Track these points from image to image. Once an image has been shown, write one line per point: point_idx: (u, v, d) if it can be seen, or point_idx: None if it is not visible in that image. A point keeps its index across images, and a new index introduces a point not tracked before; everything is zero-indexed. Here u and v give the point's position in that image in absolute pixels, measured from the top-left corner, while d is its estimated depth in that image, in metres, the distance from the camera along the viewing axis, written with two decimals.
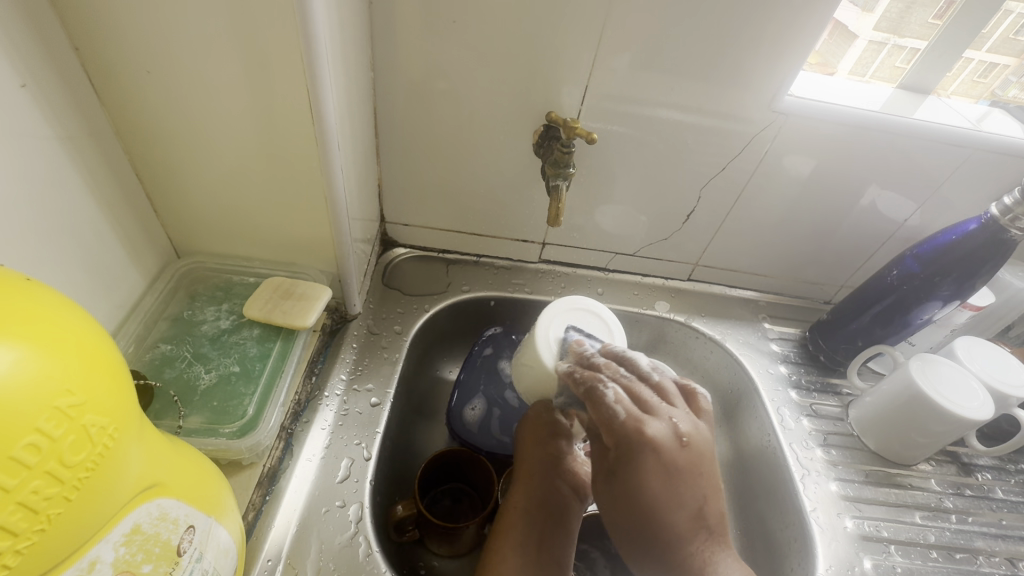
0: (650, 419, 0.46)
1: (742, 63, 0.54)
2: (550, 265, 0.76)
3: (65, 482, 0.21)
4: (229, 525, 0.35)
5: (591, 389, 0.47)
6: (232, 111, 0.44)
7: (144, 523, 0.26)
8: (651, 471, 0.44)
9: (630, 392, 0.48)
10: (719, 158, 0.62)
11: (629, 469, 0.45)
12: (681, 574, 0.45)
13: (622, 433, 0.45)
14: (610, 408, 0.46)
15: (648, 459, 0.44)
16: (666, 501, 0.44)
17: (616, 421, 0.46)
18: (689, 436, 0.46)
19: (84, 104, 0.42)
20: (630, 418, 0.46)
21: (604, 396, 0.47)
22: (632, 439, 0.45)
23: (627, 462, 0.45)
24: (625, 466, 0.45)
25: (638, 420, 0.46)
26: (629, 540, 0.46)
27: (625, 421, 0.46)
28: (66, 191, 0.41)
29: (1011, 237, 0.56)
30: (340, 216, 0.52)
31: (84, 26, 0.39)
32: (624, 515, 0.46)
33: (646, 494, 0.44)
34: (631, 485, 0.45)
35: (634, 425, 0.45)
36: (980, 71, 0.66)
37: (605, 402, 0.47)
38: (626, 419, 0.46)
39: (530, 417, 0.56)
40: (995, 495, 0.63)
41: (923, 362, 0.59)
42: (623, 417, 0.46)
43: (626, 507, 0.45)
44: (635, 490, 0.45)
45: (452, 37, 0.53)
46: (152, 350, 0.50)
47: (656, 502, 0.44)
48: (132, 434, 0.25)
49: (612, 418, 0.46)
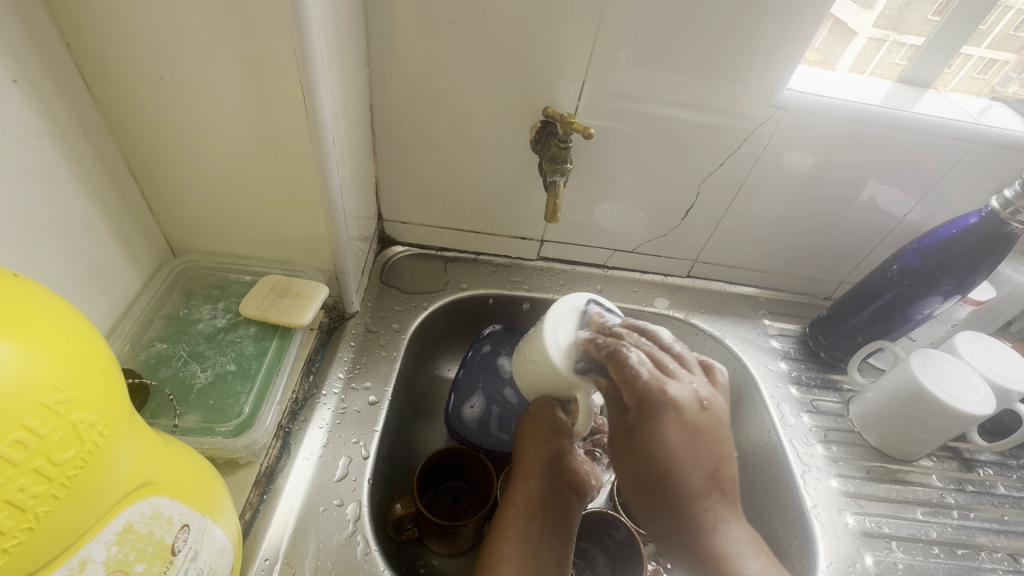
0: (673, 382, 0.47)
1: (740, 58, 0.54)
2: (549, 262, 0.76)
3: (53, 480, 0.21)
4: (225, 523, 0.35)
5: (615, 352, 0.48)
6: (226, 108, 0.44)
7: (136, 521, 0.26)
8: (672, 431, 0.45)
9: (652, 356, 0.48)
10: (718, 154, 0.62)
11: (650, 428, 0.45)
12: (696, 534, 0.45)
13: (644, 393, 0.46)
14: (633, 368, 0.47)
15: (671, 416, 0.45)
16: (688, 460, 0.44)
17: (639, 381, 0.46)
18: (708, 401, 0.46)
19: (77, 101, 0.41)
20: (652, 379, 0.46)
21: (627, 358, 0.47)
22: (655, 400, 0.45)
23: (647, 419, 0.45)
24: (646, 424, 0.45)
25: (661, 381, 0.46)
26: (646, 501, 0.47)
27: (647, 381, 0.46)
28: (59, 188, 0.41)
29: (1012, 232, 0.56)
30: (337, 213, 0.51)
31: (76, 22, 0.38)
32: (642, 472, 0.46)
33: (667, 453, 0.44)
34: (654, 439, 0.45)
35: (657, 385, 0.46)
36: (980, 67, 0.65)
37: (628, 363, 0.47)
38: (649, 380, 0.46)
39: (532, 415, 0.55)
40: (996, 491, 0.62)
41: (924, 357, 0.59)
42: (646, 378, 0.46)
43: (645, 464, 0.45)
44: (657, 446, 0.45)
45: (448, 33, 0.53)
46: (148, 349, 0.49)
47: (675, 459, 0.44)
48: (123, 432, 0.25)
49: (634, 378, 0.46)
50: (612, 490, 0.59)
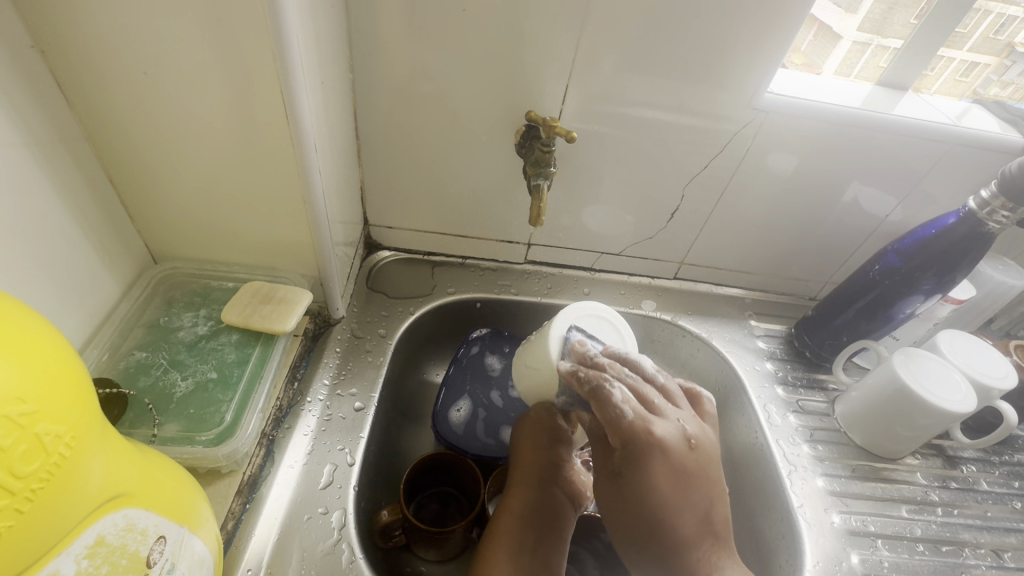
0: (658, 420, 0.47)
1: (720, 60, 0.54)
2: (536, 266, 0.76)
3: (16, 493, 0.20)
4: (204, 535, 0.34)
5: (598, 389, 0.47)
6: (205, 113, 0.43)
7: (108, 534, 0.25)
8: (660, 474, 0.45)
9: (636, 392, 0.49)
10: (702, 156, 0.62)
11: (637, 472, 0.45)
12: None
13: (630, 434, 0.46)
14: (617, 407, 0.46)
15: (660, 458, 0.45)
16: (677, 502, 0.45)
17: (625, 422, 0.46)
18: (694, 439, 0.48)
19: (51, 106, 0.41)
20: (637, 418, 0.46)
21: (610, 396, 0.46)
22: (641, 442, 0.46)
23: (634, 462, 0.45)
24: (634, 467, 0.45)
25: (647, 422, 0.46)
26: (633, 545, 0.46)
27: (633, 422, 0.46)
28: (34, 196, 0.40)
29: (989, 232, 0.56)
30: (320, 219, 0.51)
31: (50, 27, 0.38)
32: (634, 517, 0.45)
33: (655, 496, 0.45)
34: (642, 482, 0.45)
35: (642, 426, 0.46)
36: (962, 70, 0.67)
37: (612, 402, 0.46)
38: (634, 420, 0.46)
39: (531, 419, 0.56)
40: (980, 487, 0.63)
41: (907, 356, 0.59)
42: (631, 417, 0.46)
43: (635, 509, 0.45)
44: (646, 492, 0.45)
45: (431, 36, 0.53)
46: (127, 358, 0.49)
47: (662, 501, 0.45)
48: (92, 444, 0.24)
49: (619, 419, 0.46)
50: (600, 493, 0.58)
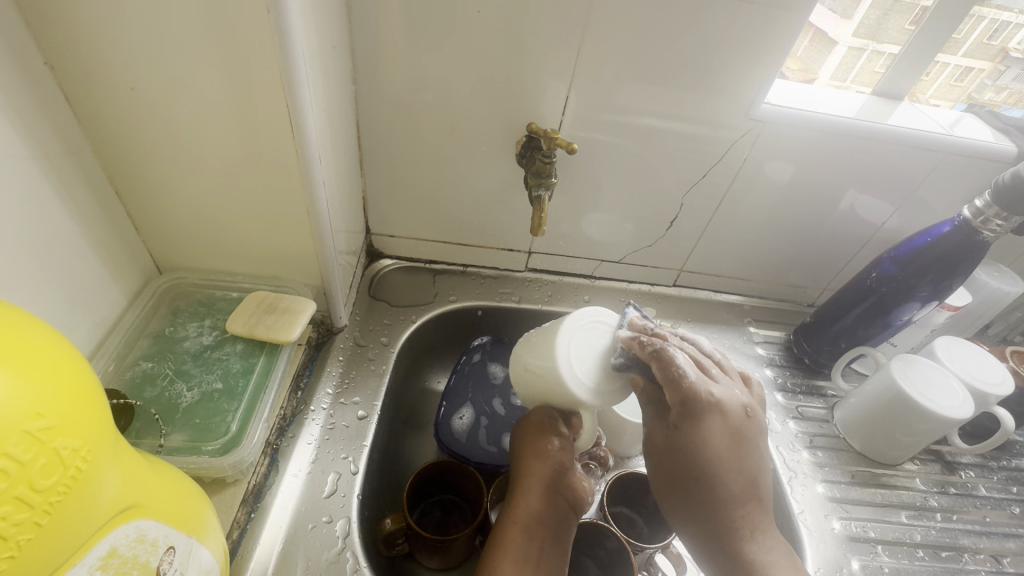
0: (716, 385, 0.49)
1: (717, 71, 0.55)
2: (537, 274, 0.77)
3: (35, 506, 0.21)
4: (212, 544, 0.35)
5: (660, 351, 0.48)
6: (211, 126, 0.44)
7: (120, 545, 0.25)
8: (717, 432, 0.46)
9: (695, 360, 0.51)
10: (700, 165, 0.63)
11: (692, 427, 0.47)
12: (730, 536, 0.45)
13: (689, 395, 0.47)
14: (678, 367, 0.47)
15: (717, 416, 0.47)
16: (732, 463, 0.46)
17: (683, 382, 0.47)
18: (750, 409, 0.50)
19: (60, 120, 0.41)
20: (698, 380, 0.48)
21: (672, 357, 0.48)
22: (699, 401, 0.47)
23: (690, 418, 0.47)
24: (692, 423, 0.47)
25: (707, 385, 0.48)
26: (678, 495, 0.47)
27: (692, 383, 0.47)
28: (43, 208, 0.41)
29: (984, 239, 0.57)
30: (324, 229, 0.52)
31: (61, 44, 0.39)
32: (684, 466, 0.47)
33: (710, 451, 0.46)
34: (698, 436, 0.46)
35: (703, 387, 0.48)
36: (957, 75, 0.68)
37: (674, 363, 0.47)
38: (697, 380, 0.48)
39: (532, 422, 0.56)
40: (978, 492, 0.64)
41: (905, 363, 0.60)
42: (693, 378, 0.48)
43: (688, 460, 0.47)
44: (703, 446, 0.46)
45: (433, 49, 0.54)
46: (133, 368, 0.49)
47: (719, 457, 0.46)
48: (107, 457, 0.25)
49: (679, 378, 0.47)
50: (602, 499, 0.58)
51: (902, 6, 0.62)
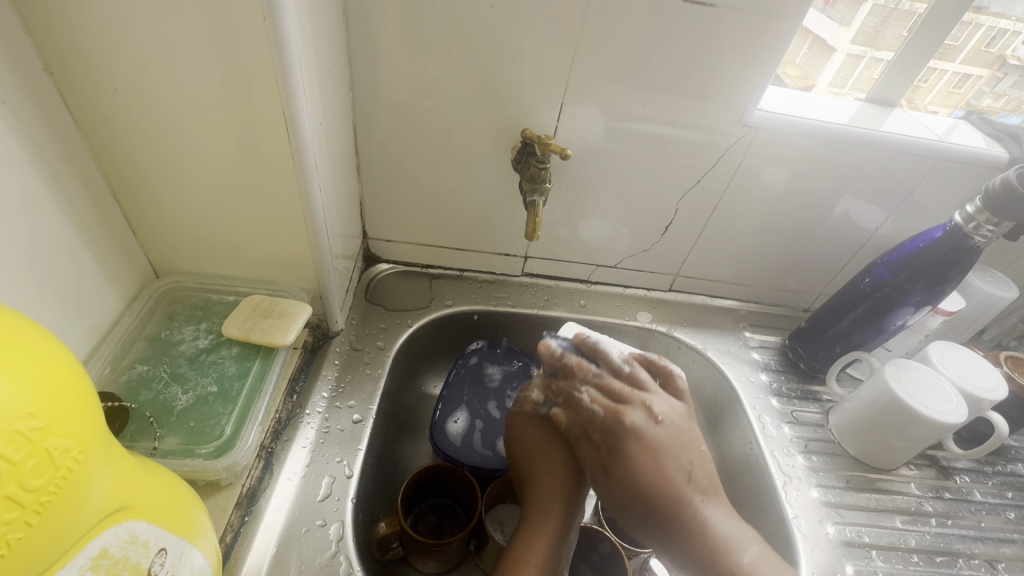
0: (628, 408, 0.50)
1: (711, 78, 0.56)
2: (533, 278, 0.77)
3: (26, 506, 0.21)
4: (204, 547, 0.35)
5: (570, 397, 0.52)
6: (208, 132, 0.45)
7: (111, 546, 0.26)
8: (640, 455, 0.47)
9: (603, 386, 0.52)
10: (695, 170, 0.63)
11: (620, 458, 0.48)
12: (690, 537, 0.46)
13: (607, 424, 0.49)
14: (587, 408, 0.51)
15: (642, 438, 0.48)
16: (672, 469, 0.47)
17: (597, 417, 0.50)
18: (662, 415, 0.50)
19: (59, 125, 0.42)
20: (608, 412, 0.50)
21: (580, 399, 0.52)
22: (614, 429, 0.49)
23: (618, 454, 0.48)
24: (619, 456, 0.48)
25: (619, 412, 0.50)
26: (634, 520, 0.48)
27: (605, 414, 0.50)
28: (41, 211, 0.41)
29: (975, 245, 0.58)
30: (320, 233, 0.52)
31: (60, 49, 0.39)
32: (635, 497, 0.47)
33: (648, 472, 0.47)
34: (629, 466, 0.47)
35: (613, 417, 0.49)
36: (954, 82, 0.69)
37: (583, 405, 0.51)
38: (604, 414, 0.50)
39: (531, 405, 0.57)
40: (973, 497, 0.64)
41: (899, 367, 0.60)
42: (602, 414, 0.50)
43: (636, 492, 0.47)
44: (639, 472, 0.47)
45: (429, 57, 0.55)
46: (129, 371, 0.49)
47: (657, 479, 0.47)
48: (99, 459, 0.25)
49: (592, 417, 0.50)
50: (596, 503, 0.58)
51: (901, 14, 0.62)
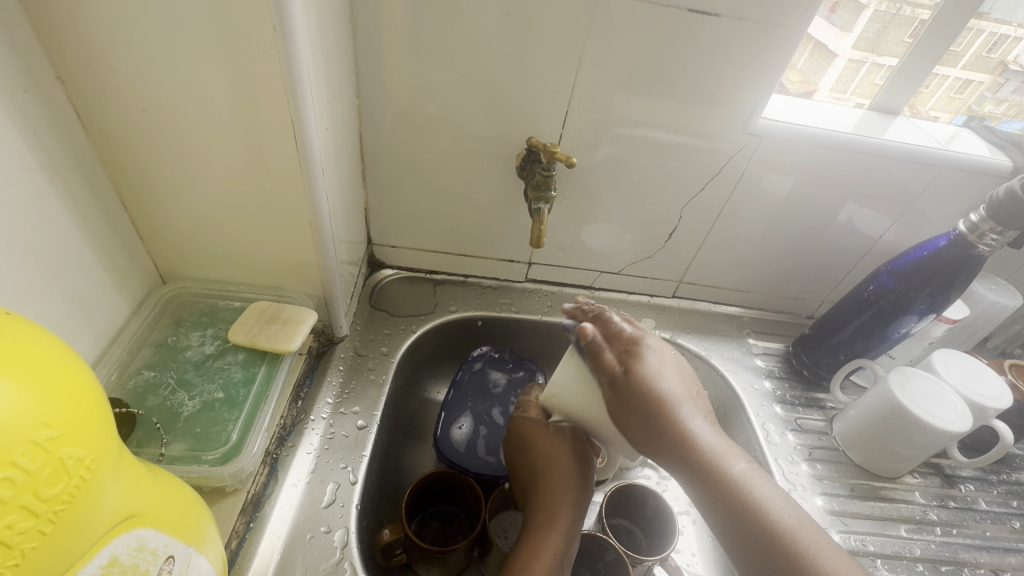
0: (649, 333, 0.52)
1: (715, 85, 0.56)
2: (536, 284, 0.77)
3: (40, 515, 0.21)
4: (211, 553, 0.35)
5: (600, 312, 0.53)
6: (216, 139, 0.45)
7: (121, 554, 0.26)
8: (656, 362, 0.48)
9: (628, 316, 0.54)
10: (699, 177, 0.64)
11: (635, 361, 0.48)
12: (708, 468, 0.43)
13: (630, 340, 0.50)
14: (617, 323, 0.51)
15: (653, 360, 0.49)
16: (676, 384, 0.47)
17: (623, 333, 0.51)
18: (674, 347, 0.52)
19: (69, 133, 0.42)
20: (634, 330, 0.51)
21: (610, 316, 0.53)
22: (638, 340, 0.50)
23: (635, 355, 0.49)
24: (636, 356, 0.49)
25: (643, 332, 0.51)
26: (643, 422, 0.46)
27: (632, 332, 0.51)
28: (50, 218, 0.41)
29: (980, 253, 0.58)
30: (326, 240, 0.52)
31: (71, 58, 0.40)
32: (635, 405, 0.46)
33: (656, 380, 0.47)
34: (640, 371, 0.47)
35: (640, 332, 0.51)
36: (956, 87, 0.69)
37: (612, 321, 0.52)
38: (632, 330, 0.51)
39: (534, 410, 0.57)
40: (978, 506, 0.63)
41: (903, 375, 0.60)
42: (629, 330, 0.51)
43: (637, 395, 0.46)
44: (647, 379, 0.47)
45: (435, 65, 0.55)
46: (135, 377, 0.49)
47: (661, 387, 0.47)
48: (110, 467, 0.25)
49: (619, 331, 0.51)
50: (600, 511, 0.58)
51: (902, 19, 0.62)
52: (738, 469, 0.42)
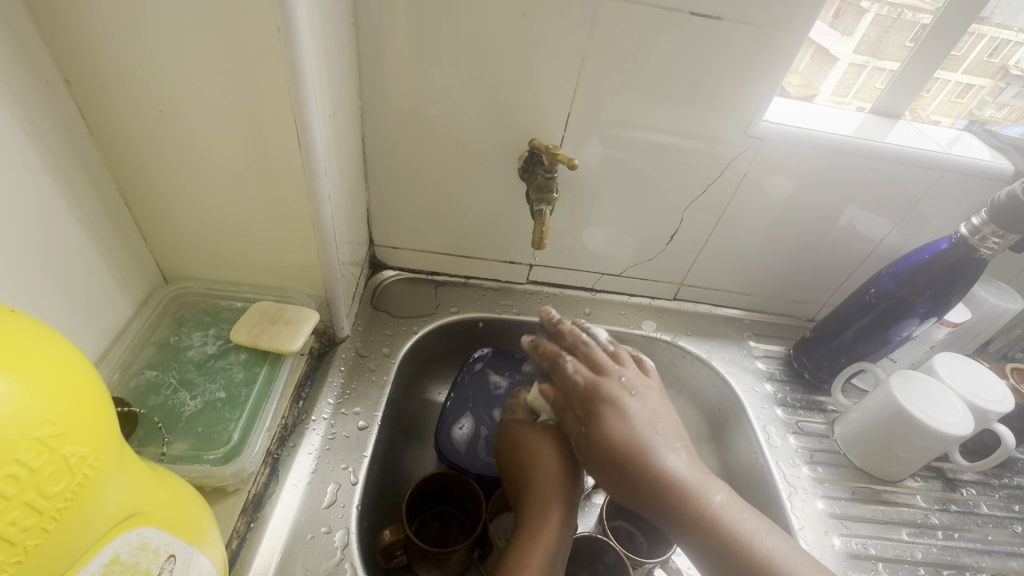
0: (607, 378, 0.51)
1: (717, 88, 0.56)
2: (537, 286, 0.77)
3: (43, 512, 0.21)
4: (211, 553, 0.35)
5: (555, 364, 0.53)
6: (220, 140, 0.45)
7: (123, 553, 0.26)
8: (616, 419, 0.48)
9: (589, 356, 0.53)
10: (701, 180, 0.64)
11: (596, 421, 0.49)
12: (684, 517, 0.44)
13: (588, 394, 0.50)
14: (571, 377, 0.52)
15: (615, 411, 0.49)
16: (639, 430, 0.48)
17: (579, 388, 0.51)
18: (637, 387, 0.51)
19: (73, 132, 0.42)
20: (588, 382, 0.51)
21: (565, 368, 0.52)
22: (597, 398, 0.50)
23: (593, 416, 0.49)
24: (594, 420, 0.49)
25: (597, 382, 0.51)
26: (615, 483, 0.47)
27: (589, 382, 0.51)
28: (54, 217, 0.41)
29: (981, 256, 0.58)
30: (328, 240, 0.52)
31: (76, 58, 0.40)
32: (603, 462, 0.48)
33: (619, 436, 0.47)
34: (603, 430, 0.48)
35: (593, 386, 0.51)
36: (958, 92, 0.69)
37: (568, 373, 0.52)
38: (586, 384, 0.51)
39: (524, 411, 0.58)
40: (980, 510, 0.63)
41: (904, 378, 0.60)
42: (583, 384, 0.51)
43: (605, 454, 0.47)
44: (612, 435, 0.47)
45: (438, 67, 0.55)
46: (137, 376, 0.49)
47: (626, 440, 0.47)
48: (113, 466, 0.25)
49: (573, 387, 0.52)
50: (601, 513, 0.57)
51: (902, 24, 0.62)
52: (715, 504, 0.44)
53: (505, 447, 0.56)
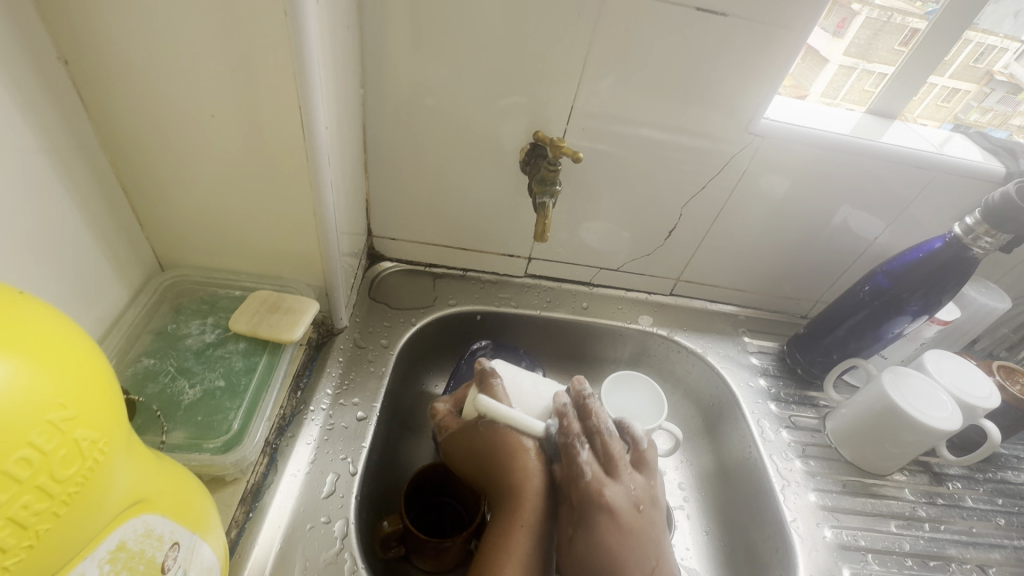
0: (612, 485, 0.49)
1: (719, 86, 0.57)
2: (536, 280, 0.77)
3: (54, 497, 0.21)
4: (213, 541, 0.35)
5: (569, 447, 0.50)
6: (221, 125, 0.45)
7: (129, 539, 0.25)
8: (616, 541, 0.46)
9: (605, 451, 0.51)
10: (700, 177, 0.64)
11: (585, 528, 0.47)
12: None
13: (585, 495, 0.48)
14: (579, 466, 0.49)
15: (604, 524, 0.47)
16: (643, 508, 0.48)
17: (582, 481, 0.48)
18: (643, 503, 0.50)
19: (70, 114, 0.41)
20: (594, 479, 0.49)
21: (577, 454, 0.50)
22: (592, 502, 0.48)
23: (583, 521, 0.47)
24: (583, 526, 0.47)
25: (602, 483, 0.49)
26: None
27: (590, 482, 0.48)
28: (51, 201, 0.41)
29: (973, 255, 0.59)
30: (329, 230, 0.52)
31: (74, 37, 0.39)
32: (570, 572, 0.47)
33: (597, 559, 0.46)
34: (584, 542, 0.46)
35: (597, 488, 0.48)
36: (943, 96, 0.70)
37: (577, 461, 0.49)
38: (591, 481, 0.49)
39: (456, 422, 0.55)
40: (965, 503, 0.65)
41: (895, 374, 0.61)
42: (588, 478, 0.49)
43: (577, 569, 0.46)
44: (589, 551, 0.46)
45: (441, 58, 0.55)
46: (135, 364, 0.49)
47: (601, 572, 0.45)
48: (120, 451, 0.25)
49: (578, 476, 0.49)
50: None
51: (891, 27, 0.64)
52: None
53: (487, 452, 0.51)
